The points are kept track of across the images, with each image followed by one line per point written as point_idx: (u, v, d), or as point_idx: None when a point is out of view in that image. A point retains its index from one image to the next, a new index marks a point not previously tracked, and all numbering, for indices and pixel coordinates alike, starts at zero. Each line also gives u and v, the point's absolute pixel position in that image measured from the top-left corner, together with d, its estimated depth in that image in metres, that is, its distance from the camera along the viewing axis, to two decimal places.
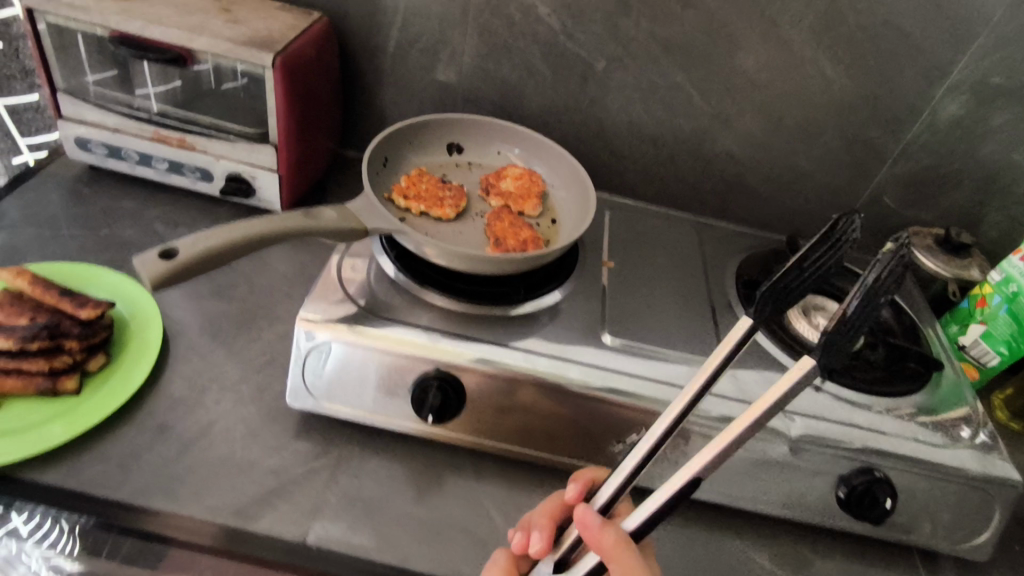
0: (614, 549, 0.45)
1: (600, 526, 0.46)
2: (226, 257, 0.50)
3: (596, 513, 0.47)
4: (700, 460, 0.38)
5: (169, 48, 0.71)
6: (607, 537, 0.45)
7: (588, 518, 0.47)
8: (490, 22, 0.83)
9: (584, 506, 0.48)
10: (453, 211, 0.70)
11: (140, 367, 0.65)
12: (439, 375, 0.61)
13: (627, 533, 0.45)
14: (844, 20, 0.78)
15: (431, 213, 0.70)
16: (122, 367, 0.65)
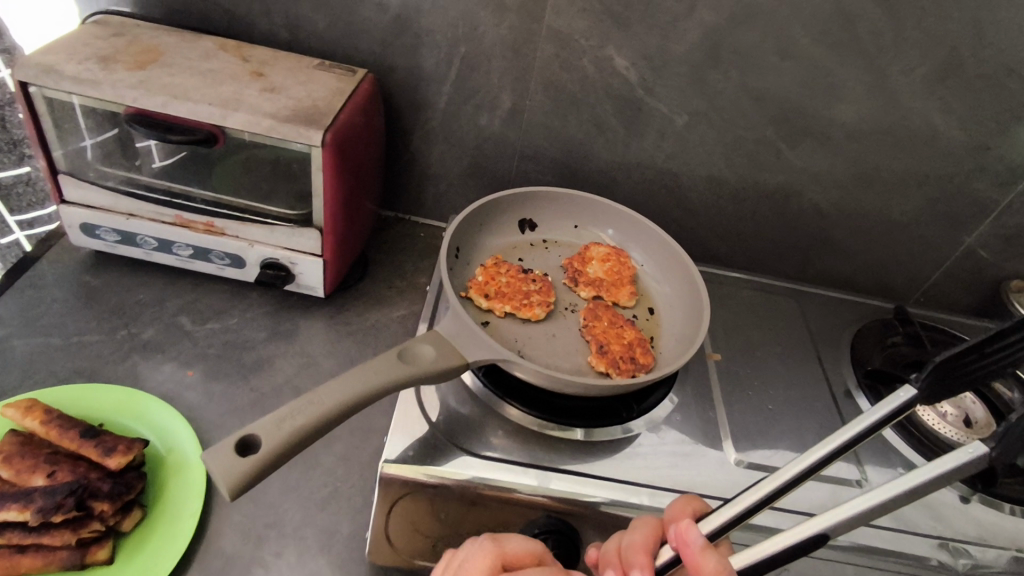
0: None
1: (702, 548, 0.37)
2: (316, 435, 0.40)
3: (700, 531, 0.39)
4: (833, 512, 0.32)
5: (198, 127, 0.61)
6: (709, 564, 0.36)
7: (689, 536, 0.39)
8: (558, 75, 0.73)
9: (688, 521, 0.40)
10: (543, 310, 0.61)
11: (185, 521, 0.54)
12: (551, 526, 0.52)
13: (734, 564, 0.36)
14: (963, 64, 0.68)
15: (518, 314, 0.60)
16: (161, 523, 0.53)
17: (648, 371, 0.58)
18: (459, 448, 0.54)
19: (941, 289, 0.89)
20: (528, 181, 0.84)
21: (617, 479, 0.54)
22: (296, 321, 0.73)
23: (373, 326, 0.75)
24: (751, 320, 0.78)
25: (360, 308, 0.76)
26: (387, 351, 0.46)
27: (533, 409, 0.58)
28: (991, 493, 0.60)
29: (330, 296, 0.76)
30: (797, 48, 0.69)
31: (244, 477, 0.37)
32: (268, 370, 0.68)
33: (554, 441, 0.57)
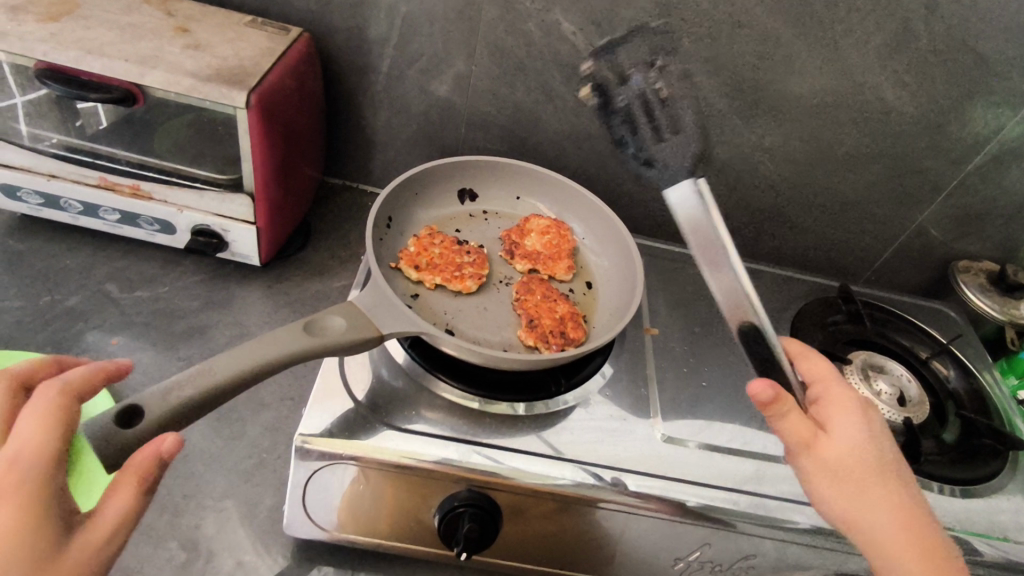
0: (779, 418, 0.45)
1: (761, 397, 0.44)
2: (203, 407, 0.40)
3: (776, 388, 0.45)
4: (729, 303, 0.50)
5: (115, 84, 0.58)
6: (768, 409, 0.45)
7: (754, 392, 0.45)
8: (503, 39, 0.70)
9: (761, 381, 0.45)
10: (474, 283, 0.61)
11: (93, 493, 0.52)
12: (468, 499, 0.51)
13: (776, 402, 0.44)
14: (916, 38, 0.66)
15: (450, 287, 0.60)
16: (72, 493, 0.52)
17: (577, 344, 0.58)
18: (383, 423, 0.53)
19: (893, 269, 0.88)
20: (477, 149, 0.81)
21: (542, 454, 0.54)
22: (231, 289, 0.72)
23: (311, 295, 0.73)
24: (697, 296, 0.77)
25: (300, 278, 0.75)
26: (293, 324, 0.46)
27: (462, 383, 0.58)
28: (915, 470, 0.61)
29: (269, 264, 0.75)
30: (749, 16, 0.66)
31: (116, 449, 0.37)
32: (197, 338, 0.66)
33: (482, 415, 0.56)
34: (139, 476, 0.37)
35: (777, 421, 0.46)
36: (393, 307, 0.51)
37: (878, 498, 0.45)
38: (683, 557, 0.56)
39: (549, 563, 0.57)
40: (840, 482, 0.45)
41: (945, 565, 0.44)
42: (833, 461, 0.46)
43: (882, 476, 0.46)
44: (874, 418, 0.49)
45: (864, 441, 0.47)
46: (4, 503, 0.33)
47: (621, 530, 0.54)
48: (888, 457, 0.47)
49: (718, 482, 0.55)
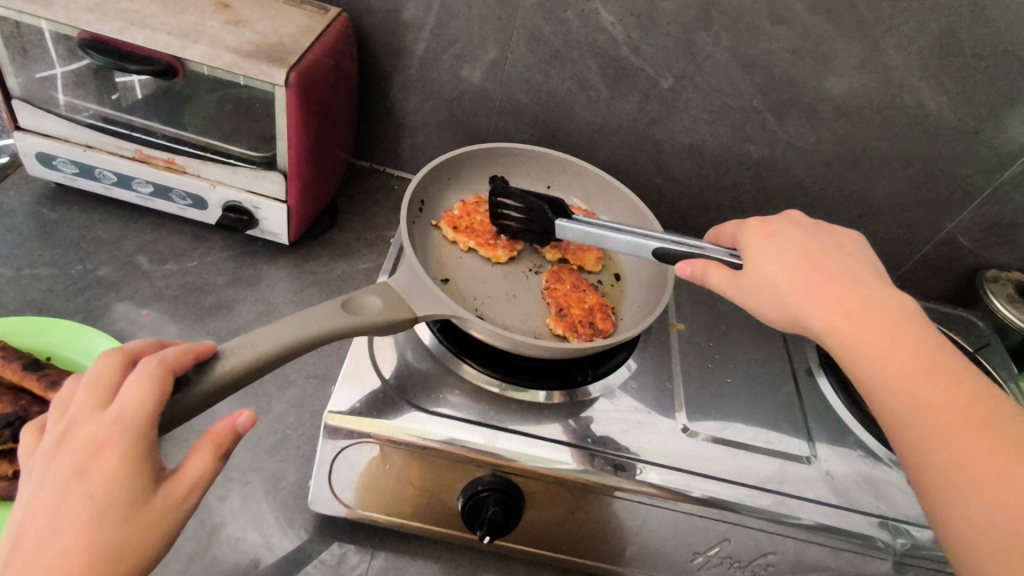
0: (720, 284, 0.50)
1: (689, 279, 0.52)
2: (243, 378, 0.41)
3: (689, 266, 0.51)
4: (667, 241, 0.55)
5: (156, 57, 0.59)
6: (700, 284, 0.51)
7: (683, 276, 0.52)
8: (541, 27, 0.70)
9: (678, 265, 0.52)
10: (505, 254, 0.64)
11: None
12: (492, 484, 0.52)
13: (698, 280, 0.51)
14: (961, 42, 0.65)
15: (481, 252, 0.64)
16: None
17: (605, 336, 0.58)
18: (409, 404, 0.53)
19: (919, 275, 0.87)
20: (507, 137, 0.81)
21: (566, 443, 0.54)
22: (259, 267, 0.72)
23: (337, 275, 0.73)
24: (723, 293, 0.77)
25: (326, 259, 0.75)
26: (331, 301, 0.47)
27: (489, 368, 0.58)
28: None
29: (297, 243, 0.75)
30: (791, 14, 0.66)
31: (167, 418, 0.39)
32: (224, 313, 0.67)
33: (506, 401, 0.57)
34: (217, 442, 0.39)
35: (705, 278, 0.50)
36: (426, 289, 0.51)
37: (799, 284, 0.46)
38: (702, 552, 0.56)
39: (567, 552, 0.58)
40: (768, 292, 0.47)
41: (884, 315, 0.43)
42: (748, 283, 0.48)
43: (797, 266, 0.47)
44: (778, 232, 0.51)
45: (772, 253, 0.49)
46: (110, 452, 0.35)
47: (641, 521, 0.54)
48: (799, 250, 0.48)
49: (740, 479, 0.55)
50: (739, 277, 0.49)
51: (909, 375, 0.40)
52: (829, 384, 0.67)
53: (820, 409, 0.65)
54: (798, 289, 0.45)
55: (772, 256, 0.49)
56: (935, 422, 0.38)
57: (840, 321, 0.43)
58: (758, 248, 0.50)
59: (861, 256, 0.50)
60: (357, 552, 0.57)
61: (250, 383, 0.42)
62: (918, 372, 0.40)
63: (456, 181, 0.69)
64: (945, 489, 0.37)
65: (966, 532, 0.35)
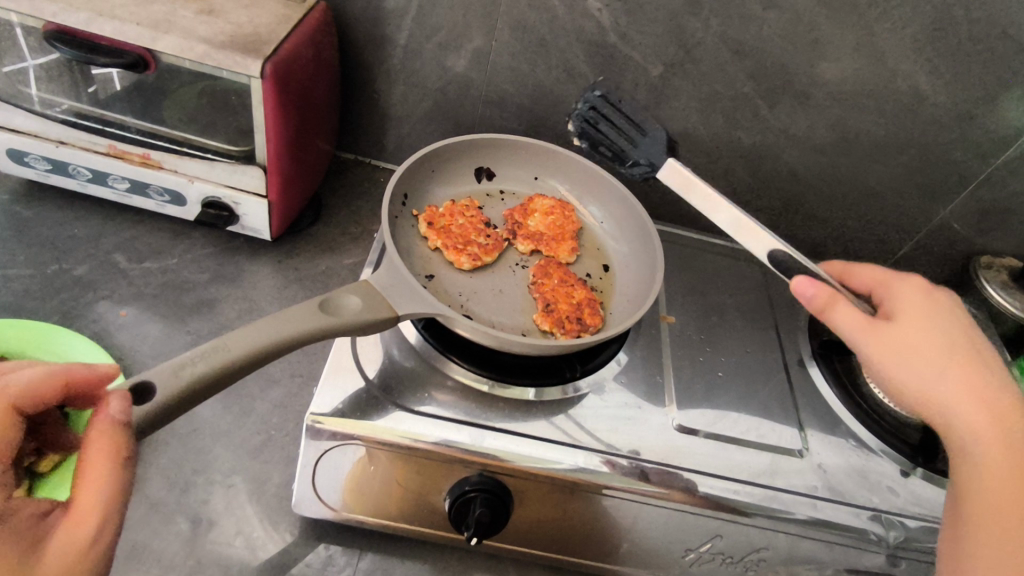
0: (841, 314, 0.51)
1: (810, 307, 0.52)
2: (219, 383, 0.40)
3: (817, 292, 0.51)
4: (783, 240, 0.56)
5: (126, 49, 0.57)
6: (820, 308, 0.51)
7: (805, 293, 0.52)
8: (526, 14, 0.68)
9: (804, 281, 0.51)
10: (469, 262, 0.61)
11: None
12: (480, 484, 0.51)
13: (824, 310, 0.51)
14: (955, 25, 0.63)
15: (447, 254, 0.61)
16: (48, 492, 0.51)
17: (593, 331, 0.57)
18: (394, 404, 0.52)
19: (912, 262, 0.86)
20: (494, 127, 0.79)
21: (555, 441, 0.53)
22: (241, 264, 0.70)
23: (321, 271, 0.72)
24: (714, 284, 0.76)
25: (310, 254, 0.73)
26: (309, 301, 0.45)
27: (475, 366, 0.57)
28: (932, 469, 0.59)
29: (280, 239, 0.73)
30: None
31: (141, 423, 0.37)
32: (205, 311, 0.66)
33: (494, 399, 0.56)
34: (110, 449, 0.35)
35: (832, 305, 0.51)
36: (410, 288, 0.50)
37: (934, 354, 0.48)
38: (694, 549, 0.55)
39: (556, 551, 0.57)
40: (906, 352, 0.48)
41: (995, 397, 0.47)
42: (888, 335, 0.49)
43: (940, 339, 0.49)
44: (938, 297, 0.52)
45: (923, 320, 0.51)
46: None
47: (631, 518, 0.54)
48: (951, 321, 0.51)
49: (732, 474, 0.54)
50: (886, 325, 0.50)
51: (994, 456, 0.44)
52: (821, 376, 0.66)
53: (812, 401, 0.64)
54: (941, 368, 0.48)
55: (910, 313, 0.51)
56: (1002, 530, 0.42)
57: (971, 404, 0.46)
58: (902, 308, 0.52)
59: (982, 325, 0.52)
60: (344, 554, 0.56)
61: (225, 387, 0.41)
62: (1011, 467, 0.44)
63: (441, 174, 0.68)
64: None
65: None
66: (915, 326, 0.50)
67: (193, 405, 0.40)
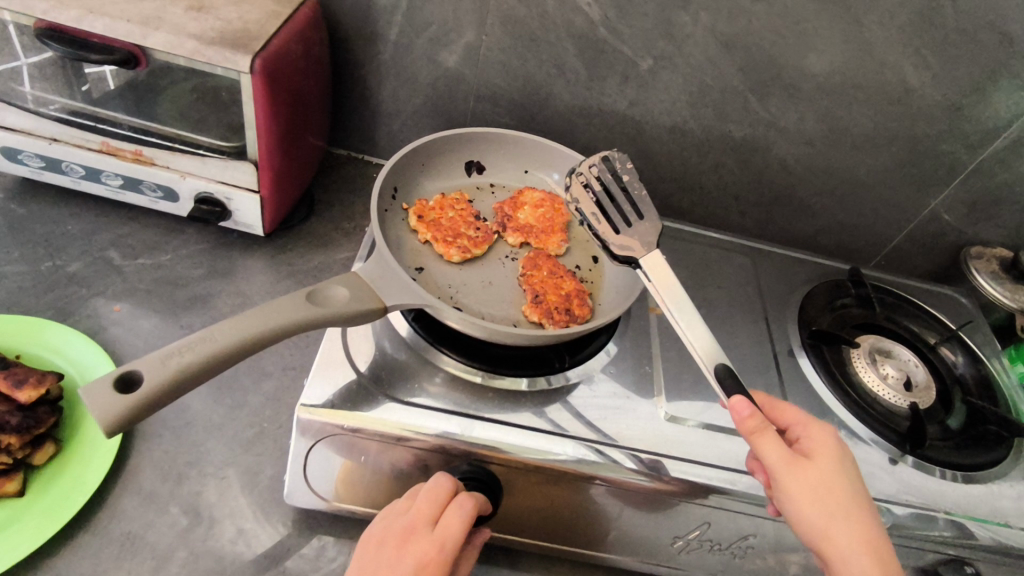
0: (765, 440, 0.45)
1: (739, 420, 0.46)
2: (205, 374, 0.40)
3: (755, 415, 0.46)
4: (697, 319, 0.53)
5: (117, 46, 0.57)
6: (750, 427, 0.45)
7: (739, 410, 0.46)
8: (516, 9, 0.69)
9: (749, 409, 0.46)
10: (459, 255, 0.61)
11: (89, 479, 0.52)
12: (471, 475, 0.51)
13: (752, 429, 0.45)
14: (942, 17, 0.63)
15: (437, 247, 0.61)
16: (56, 476, 0.52)
17: (582, 322, 0.58)
18: (385, 395, 0.53)
19: (903, 253, 0.86)
20: (485, 121, 0.80)
21: (545, 430, 0.53)
22: (234, 259, 0.71)
23: (314, 266, 0.72)
24: (705, 275, 0.76)
25: (303, 249, 0.74)
26: (296, 293, 0.46)
27: (465, 357, 0.58)
28: (921, 457, 0.59)
29: (273, 234, 0.74)
30: None
31: (129, 412, 0.38)
32: (198, 306, 0.66)
33: (484, 389, 0.56)
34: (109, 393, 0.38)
35: (756, 437, 0.45)
36: (398, 279, 0.51)
37: (848, 511, 0.45)
38: (683, 536, 0.56)
39: (546, 540, 0.58)
40: (822, 502, 0.44)
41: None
42: (807, 478, 0.45)
43: (854, 497, 0.46)
44: (851, 460, 0.48)
45: (843, 470, 0.47)
46: None
47: (620, 506, 0.54)
48: (861, 488, 0.47)
49: (720, 462, 0.54)
50: (804, 467, 0.45)
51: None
52: (810, 365, 0.67)
53: (802, 390, 0.64)
54: (843, 517, 0.44)
55: (826, 458, 0.47)
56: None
57: (865, 559, 0.43)
58: (822, 449, 0.47)
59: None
60: (337, 544, 0.56)
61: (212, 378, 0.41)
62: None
63: (431, 168, 0.68)
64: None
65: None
66: (831, 478, 0.46)
67: (179, 395, 0.40)
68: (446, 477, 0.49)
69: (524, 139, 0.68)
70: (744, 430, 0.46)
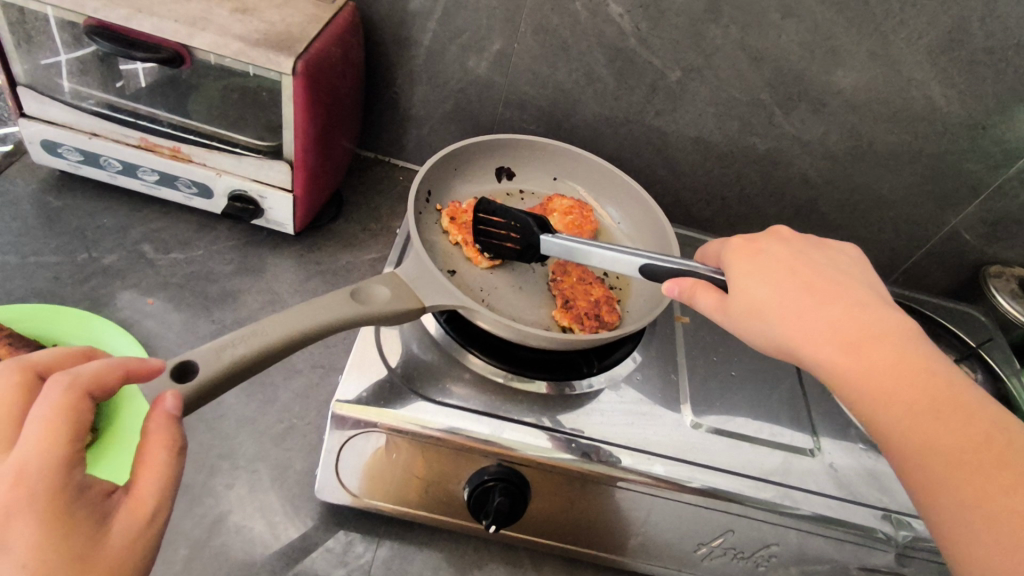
0: (696, 297, 0.48)
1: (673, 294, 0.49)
2: (254, 367, 0.42)
3: (683, 287, 0.49)
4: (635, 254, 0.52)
5: (163, 44, 0.58)
6: (682, 295, 0.49)
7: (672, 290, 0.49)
8: (549, 18, 0.70)
9: (672, 284, 0.49)
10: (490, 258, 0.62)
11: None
12: (499, 475, 0.52)
13: (688, 299, 0.49)
14: (970, 37, 0.64)
15: (468, 250, 0.63)
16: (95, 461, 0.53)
17: (611, 328, 0.59)
18: (416, 394, 0.54)
19: (922, 270, 0.87)
20: (512, 128, 0.81)
21: (571, 433, 0.54)
22: (265, 257, 0.72)
23: (342, 265, 0.73)
24: None
25: (331, 249, 0.75)
26: (340, 291, 0.47)
27: (495, 359, 0.59)
28: None
29: (303, 233, 0.75)
30: (802, 6, 0.65)
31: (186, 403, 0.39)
32: (230, 302, 0.67)
33: (513, 391, 0.57)
34: (166, 440, 0.36)
35: (693, 301, 0.48)
36: (435, 280, 0.52)
37: (785, 310, 0.44)
38: (707, 543, 0.56)
39: (569, 542, 0.58)
40: (758, 317, 0.45)
41: (886, 354, 0.41)
42: (734, 309, 0.46)
43: (785, 290, 0.45)
44: (770, 259, 0.48)
45: (762, 276, 0.47)
46: (21, 519, 0.30)
47: (646, 511, 0.55)
48: (790, 274, 0.46)
49: (745, 471, 0.55)
50: (727, 300, 0.47)
51: (947, 450, 0.38)
52: None
53: (824, 402, 0.65)
54: (786, 315, 0.44)
55: (747, 273, 0.48)
56: (968, 504, 0.36)
57: (826, 348, 0.42)
58: (741, 266, 0.48)
59: (860, 279, 0.48)
60: (363, 541, 0.57)
61: (261, 370, 0.43)
62: (960, 465, 0.37)
63: (463, 172, 0.69)
64: (956, 524, 0.36)
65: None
66: (762, 289, 0.46)
67: (229, 386, 0.41)
68: (55, 386, 0.34)
69: (555, 147, 0.69)
70: (680, 295, 0.49)
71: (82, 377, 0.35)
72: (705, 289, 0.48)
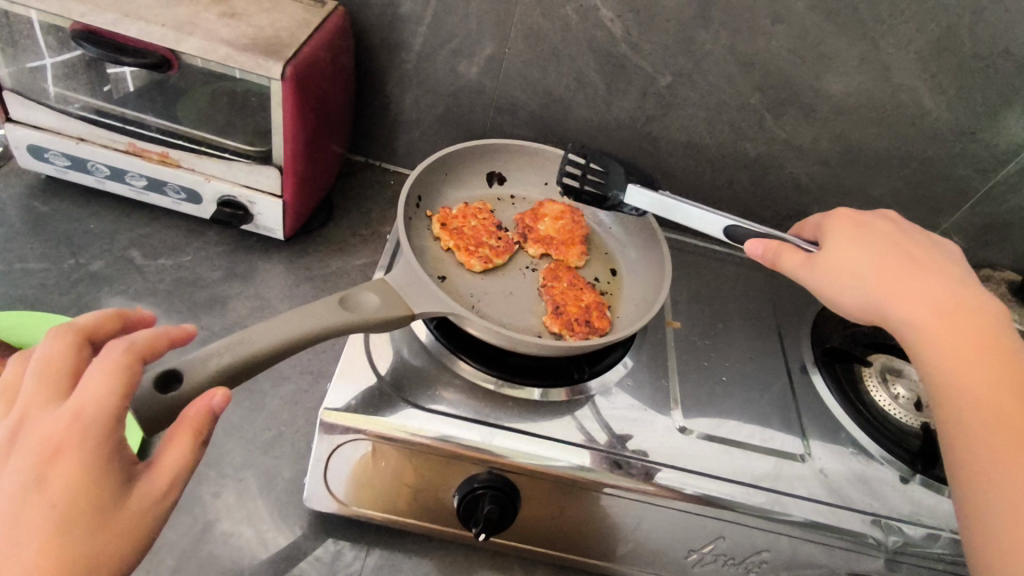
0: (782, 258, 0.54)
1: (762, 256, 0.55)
2: (239, 376, 0.41)
3: (768, 248, 0.55)
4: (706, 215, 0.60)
5: (151, 49, 0.58)
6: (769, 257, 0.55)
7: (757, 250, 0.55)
8: (540, 23, 0.70)
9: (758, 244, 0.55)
10: (481, 264, 0.62)
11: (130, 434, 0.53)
12: (488, 483, 0.52)
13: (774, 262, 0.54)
14: (959, 42, 0.65)
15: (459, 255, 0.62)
16: None
17: (602, 333, 0.59)
18: (405, 401, 0.53)
19: None
20: (504, 133, 0.81)
21: (562, 440, 0.54)
22: (253, 262, 0.72)
23: (332, 270, 0.73)
24: (719, 292, 0.77)
25: (321, 254, 0.74)
26: (328, 298, 0.47)
27: (485, 366, 0.58)
28: (933, 476, 0.59)
29: (293, 239, 0.75)
30: (791, 12, 0.65)
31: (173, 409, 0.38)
32: (218, 308, 0.67)
33: (502, 398, 0.57)
34: (193, 430, 0.37)
35: (777, 260, 0.54)
36: (423, 286, 0.52)
37: (878, 277, 0.49)
38: (697, 550, 0.56)
39: (560, 549, 0.58)
40: (847, 279, 0.51)
41: (974, 333, 0.45)
42: (824, 270, 0.52)
43: (882, 262, 0.50)
44: (876, 237, 0.53)
45: (862, 249, 0.52)
46: (66, 458, 0.33)
47: (636, 517, 0.55)
48: (892, 254, 0.51)
49: (735, 476, 0.55)
50: (819, 262, 0.52)
51: (1002, 422, 0.40)
52: (823, 383, 0.67)
53: (815, 407, 0.65)
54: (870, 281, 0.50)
55: (845, 243, 0.53)
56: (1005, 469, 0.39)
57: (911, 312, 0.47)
58: (841, 237, 0.54)
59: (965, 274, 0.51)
60: (352, 549, 0.57)
61: (250, 376, 0.43)
62: (1009, 436, 0.40)
63: (453, 177, 0.69)
64: (987, 485, 0.39)
65: (987, 546, 0.38)
66: (854, 256, 0.52)
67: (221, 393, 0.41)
68: (113, 348, 0.37)
69: (546, 152, 0.69)
70: (767, 259, 0.55)
71: (138, 342, 0.38)
72: (792, 253, 0.53)
